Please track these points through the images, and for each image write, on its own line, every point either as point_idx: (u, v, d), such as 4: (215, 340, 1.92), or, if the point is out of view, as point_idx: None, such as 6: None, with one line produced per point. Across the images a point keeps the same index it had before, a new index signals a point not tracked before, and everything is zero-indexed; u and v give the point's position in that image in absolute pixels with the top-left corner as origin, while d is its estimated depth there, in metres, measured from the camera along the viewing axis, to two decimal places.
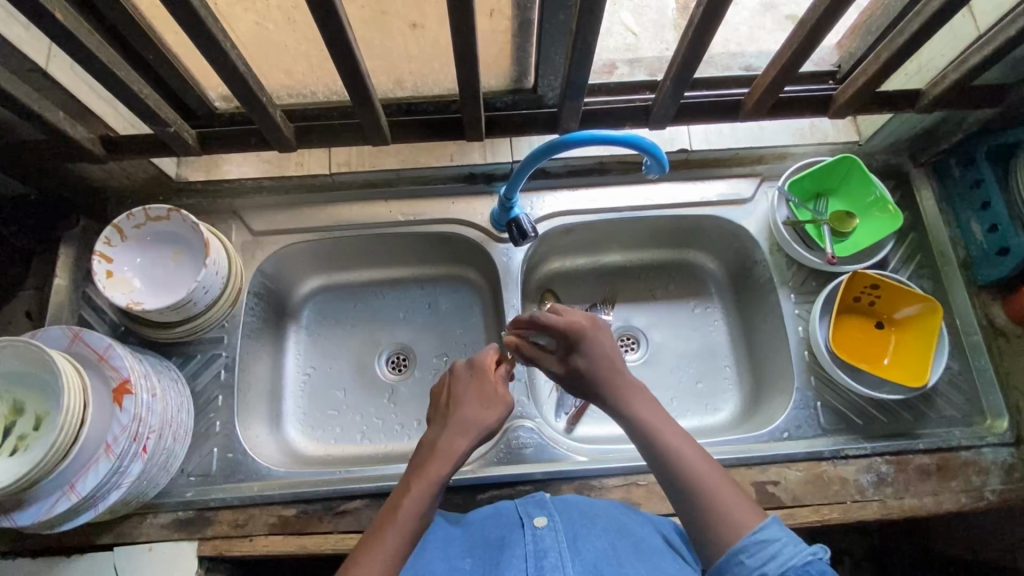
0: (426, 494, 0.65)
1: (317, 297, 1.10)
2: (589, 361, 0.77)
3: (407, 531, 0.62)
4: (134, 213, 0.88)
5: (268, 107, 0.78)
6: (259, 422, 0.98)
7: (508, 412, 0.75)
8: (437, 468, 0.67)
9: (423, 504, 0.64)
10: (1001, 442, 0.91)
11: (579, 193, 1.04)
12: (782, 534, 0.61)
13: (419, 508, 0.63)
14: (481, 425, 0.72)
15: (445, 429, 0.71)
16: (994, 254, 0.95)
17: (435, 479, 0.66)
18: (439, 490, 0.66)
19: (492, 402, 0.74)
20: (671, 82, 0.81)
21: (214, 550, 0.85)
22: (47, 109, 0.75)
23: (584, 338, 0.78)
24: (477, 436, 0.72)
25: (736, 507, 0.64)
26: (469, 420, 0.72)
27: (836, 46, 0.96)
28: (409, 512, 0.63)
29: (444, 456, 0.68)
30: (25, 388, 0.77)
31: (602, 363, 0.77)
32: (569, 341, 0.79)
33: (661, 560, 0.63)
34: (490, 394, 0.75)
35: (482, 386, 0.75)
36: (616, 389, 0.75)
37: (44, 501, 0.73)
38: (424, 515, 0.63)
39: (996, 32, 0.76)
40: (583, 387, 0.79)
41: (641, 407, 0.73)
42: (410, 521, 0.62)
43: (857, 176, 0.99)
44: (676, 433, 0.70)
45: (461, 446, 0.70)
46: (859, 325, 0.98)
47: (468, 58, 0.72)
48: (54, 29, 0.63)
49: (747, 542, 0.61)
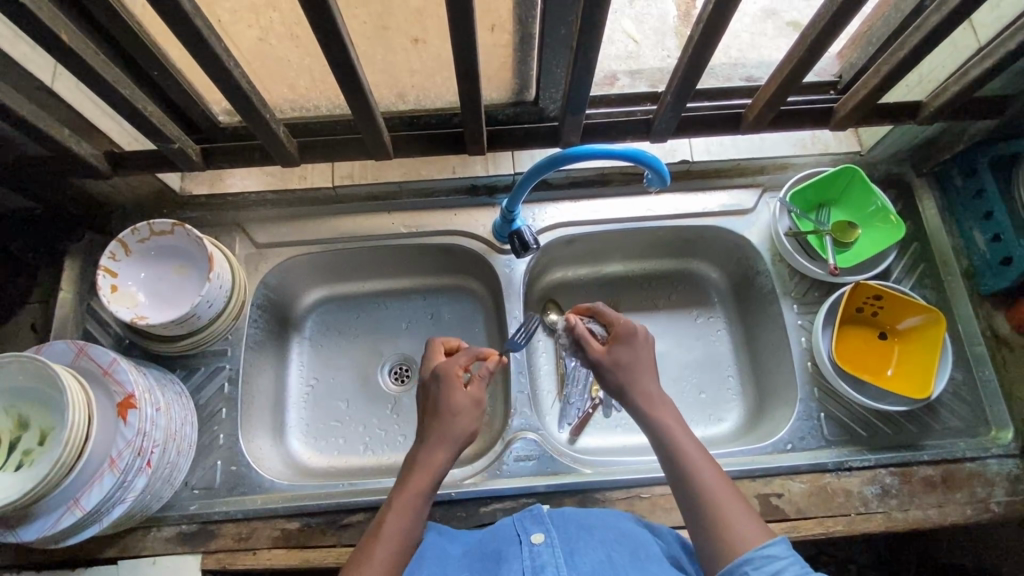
0: (409, 507, 0.67)
1: (319, 308, 1.10)
2: (633, 361, 0.78)
3: (395, 544, 0.65)
4: (138, 227, 0.88)
5: (271, 123, 0.79)
6: (263, 434, 0.98)
7: (481, 418, 0.75)
8: (416, 484, 0.69)
9: (408, 516, 0.67)
10: (1006, 453, 0.90)
11: (582, 204, 1.04)
12: (789, 553, 0.60)
13: (403, 522, 0.66)
14: (457, 431, 0.72)
15: (424, 445, 0.72)
16: (996, 264, 0.94)
17: (418, 492, 0.68)
18: (421, 501, 0.68)
19: (473, 412, 0.74)
20: (671, 96, 0.81)
21: (217, 564, 0.85)
22: (54, 128, 0.75)
23: (635, 338, 0.79)
24: (459, 445, 0.73)
25: (743, 524, 0.64)
26: (442, 430, 0.72)
27: (837, 57, 0.97)
28: (394, 527, 0.66)
29: (424, 471, 0.70)
30: (29, 403, 0.77)
31: (642, 365, 0.78)
32: (621, 334, 0.80)
33: (656, 569, 0.63)
34: (462, 402, 0.74)
35: (452, 397, 0.74)
36: (654, 397, 0.75)
37: (48, 516, 0.74)
38: (410, 527, 0.66)
39: (995, 46, 0.77)
40: (616, 381, 0.78)
41: (669, 418, 0.74)
42: (395, 534, 0.65)
43: (859, 186, 0.99)
44: (698, 448, 0.71)
45: (438, 456, 0.71)
46: (861, 335, 0.98)
47: (469, 73, 0.73)
48: (60, 50, 0.63)
49: (751, 554, 0.61)
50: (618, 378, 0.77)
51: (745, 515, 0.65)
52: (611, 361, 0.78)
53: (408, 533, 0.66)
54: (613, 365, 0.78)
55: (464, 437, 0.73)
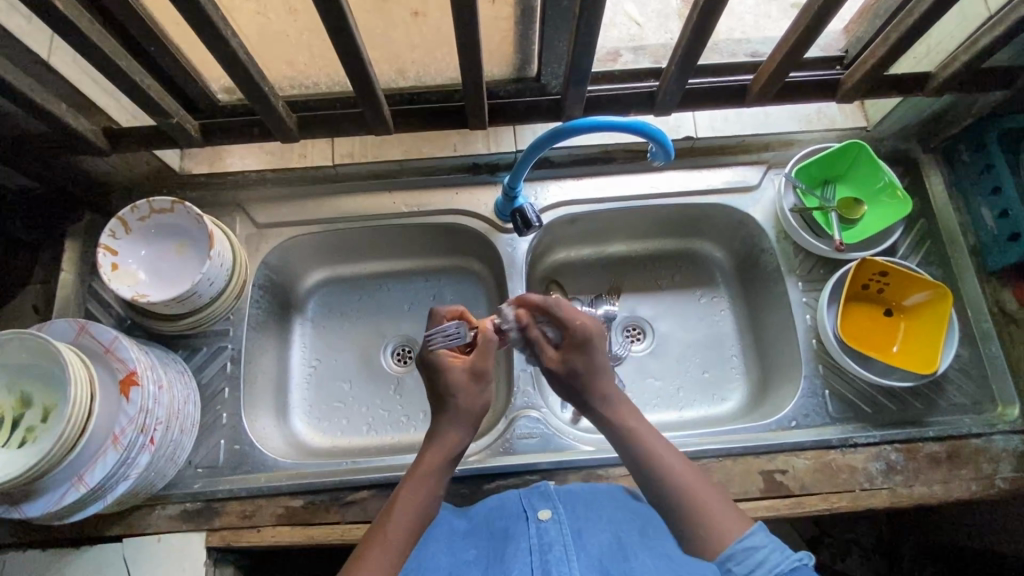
0: (424, 482, 0.68)
1: (322, 289, 1.10)
2: (589, 368, 0.75)
3: (408, 519, 0.65)
4: (138, 205, 0.88)
5: (270, 97, 0.78)
6: (266, 414, 0.98)
7: (489, 388, 0.74)
8: (433, 458, 0.70)
9: (421, 492, 0.68)
10: (1012, 429, 0.90)
11: (583, 182, 1.03)
12: (769, 541, 0.63)
13: (416, 499, 0.67)
14: (473, 410, 0.72)
15: (437, 423, 0.72)
16: (1003, 239, 0.94)
17: (433, 465, 0.69)
18: (437, 477, 0.69)
19: (474, 387, 0.73)
20: (676, 67, 0.80)
21: (222, 541, 0.85)
22: (51, 102, 0.75)
23: (591, 344, 0.75)
24: (473, 420, 0.73)
25: (720, 513, 0.66)
26: (456, 411, 0.72)
27: (842, 31, 0.95)
28: (409, 500, 0.67)
29: (441, 445, 0.71)
30: (31, 380, 0.77)
31: (598, 370, 0.75)
32: (576, 340, 0.75)
33: (668, 549, 0.62)
34: (461, 379, 0.73)
35: (450, 377, 0.73)
36: (610, 398, 0.75)
37: (53, 493, 0.74)
38: (424, 502, 0.67)
39: (1007, 12, 0.75)
40: (571, 388, 0.76)
41: (630, 416, 0.74)
42: (413, 506, 0.66)
43: (866, 162, 0.98)
44: (665, 445, 0.72)
45: (456, 434, 0.71)
46: (868, 312, 0.97)
47: (470, 45, 0.71)
48: (54, 18, 0.62)
49: (733, 549, 0.63)
50: (575, 386, 0.75)
51: (725, 510, 0.67)
52: (567, 370, 0.75)
53: (423, 506, 0.67)
54: (571, 374, 0.75)
55: (476, 410, 0.73)
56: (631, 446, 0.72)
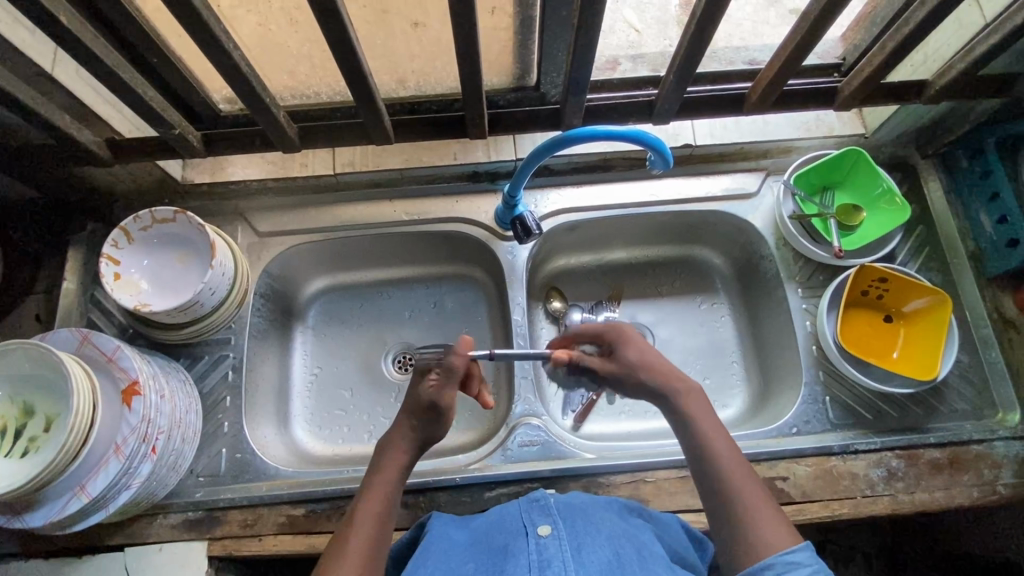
0: (381, 493, 0.68)
1: (322, 297, 1.10)
2: (634, 350, 0.75)
3: (369, 530, 0.65)
4: (141, 215, 0.88)
5: (271, 108, 0.78)
6: (267, 423, 0.99)
7: (442, 423, 0.73)
8: (385, 472, 0.70)
9: (379, 504, 0.67)
10: (1012, 435, 0.90)
11: (583, 189, 1.04)
12: (815, 561, 0.58)
13: (376, 509, 0.67)
14: (421, 432, 0.73)
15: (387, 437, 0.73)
16: (1003, 245, 0.94)
17: (387, 480, 0.69)
18: (391, 489, 0.69)
19: (429, 417, 0.72)
20: (674, 77, 0.81)
21: (223, 550, 0.85)
22: (54, 114, 0.75)
23: (620, 332, 0.78)
24: (421, 439, 0.73)
25: (766, 523, 0.62)
26: (403, 428, 0.72)
27: (841, 39, 0.95)
28: (367, 512, 0.67)
29: (389, 462, 0.71)
30: (34, 390, 0.77)
31: (643, 349, 0.76)
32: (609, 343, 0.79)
33: (662, 570, 0.62)
34: (420, 403, 0.72)
35: (415, 398, 0.73)
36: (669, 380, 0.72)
37: (55, 502, 0.74)
38: (382, 512, 0.67)
39: (1002, 21, 0.76)
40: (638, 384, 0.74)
41: (694, 405, 0.71)
42: (372, 519, 0.66)
43: (864, 169, 0.98)
44: (726, 443, 0.68)
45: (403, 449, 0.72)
46: (868, 319, 0.97)
47: (470, 55, 0.72)
48: (57, 31, 0.63)
49: (775, 560, 0.58)
50: (634, 374, 0.74)
51: (771, 520, 0.62)
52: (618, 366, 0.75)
53: (382, 516, 0.67)
54: (626, 368, 0.74)
55: (427, 438, 0.73)
56: (695, 440, 0.68)
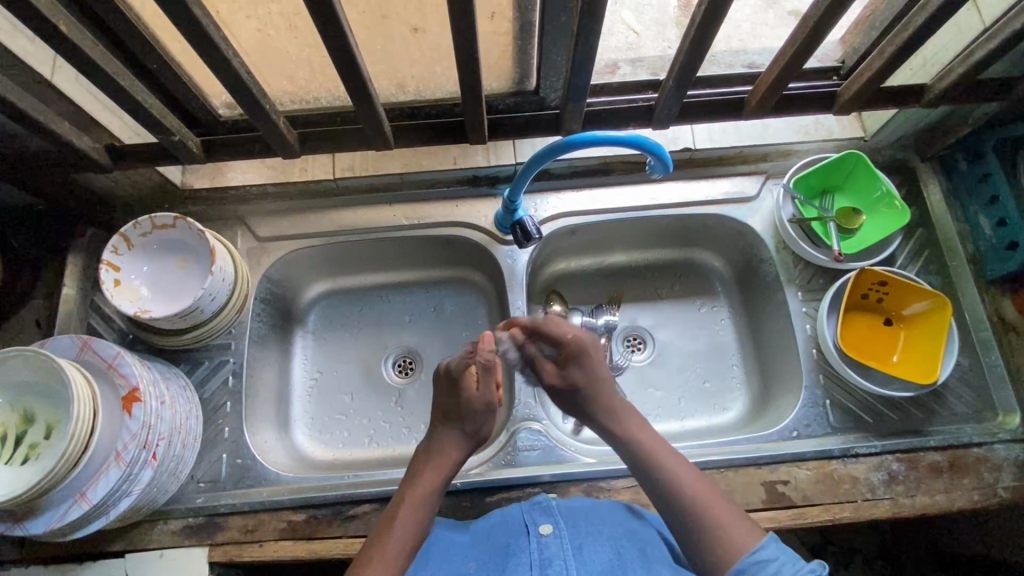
0: (424, 500, 0.71)
1: (323, 301, 1.10)
2: (588, 376, 0.82)
3: (411, 532, 0.67)
4: (141, 221, 0.88)
5: (271, 114, 0.78)
6: (267, 427, 0.98)
7: (493, 419, 0.81)
8: (430, 479, 0.73)
9: (421, 509, 0.70)
10: (1013, 438, 0.90)
11: (583, 193, 1.04)
12: (781, 554, 0.62)
13: (419, 513, 0.69)
14: (474, 434, 0.79)
15: (439, 440, 0.78)
16: (1003, 248, 0.94)
17: (431, 487, 0.72)
18: (433, 497, 0.72)
19: (476, 415, 0.79)
20: (674, 82, 0.81)
21: (224, 556, 0.85)
22: (54, 121, 0.75)
23: (585, 352, 0.83)
24: (472, 440, 0.80)
25: (731, 523, 0.65)
26: (457, 432, 0.79)
27: (840, 41, 0.95)
28: (411, 515, 0.69)
29: (435, 470, 0.74)
30: (35, 396, 0.77)
31: (599, 379, 0.82)
32: (572, 353, 0.83)
33: (665, 570, 0.62)
34: (474, 403, 0.79)
35: (467, 397, 0.79)
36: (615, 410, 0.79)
37: (56, 509, 0.74)
38: (423, 518, 0.69)
39: (1001, 26, 0.76)
40: (579, 404, 0.81)
41: (637, 429, 0.77)
42: (413, 522, 0.68)
43: (863, 172, 0.98)
44: (672, 456, 0.73)
45: (450, 459, 0.76)
46: (868, 323, 0.97)
47: (469, 61, 0.72)
48: (56, 39, 0.63)
49: (745, 562, 0.62)
50: (579, 399, 0.81)
51: (737, 520, 0.66)
52: (566, 383, 0.82)
53: (423, 520, 0.69)
54: (571, 387, 0.82)
55: (476, 437, 0.80)
56: (642, 455, 0.74)
